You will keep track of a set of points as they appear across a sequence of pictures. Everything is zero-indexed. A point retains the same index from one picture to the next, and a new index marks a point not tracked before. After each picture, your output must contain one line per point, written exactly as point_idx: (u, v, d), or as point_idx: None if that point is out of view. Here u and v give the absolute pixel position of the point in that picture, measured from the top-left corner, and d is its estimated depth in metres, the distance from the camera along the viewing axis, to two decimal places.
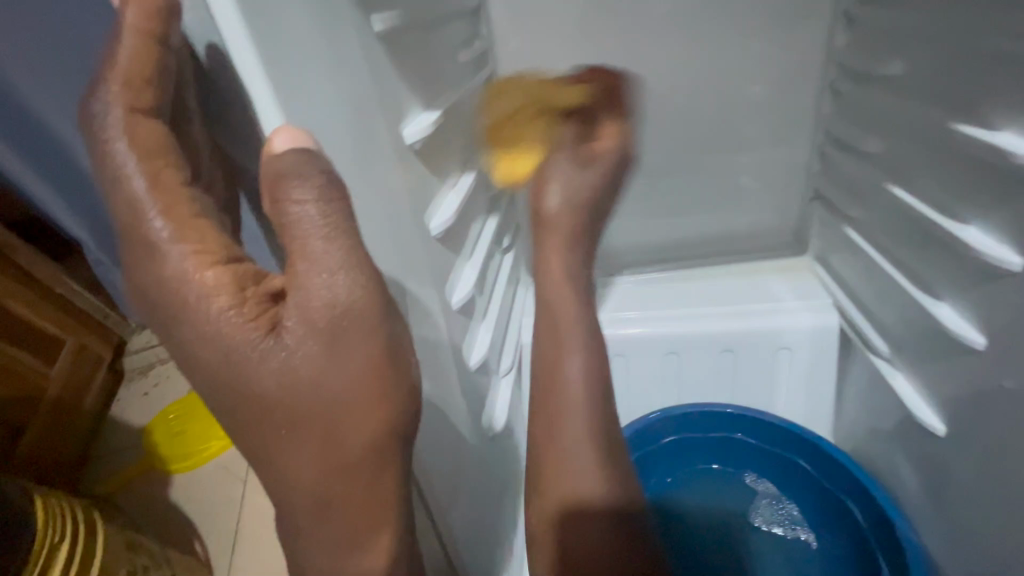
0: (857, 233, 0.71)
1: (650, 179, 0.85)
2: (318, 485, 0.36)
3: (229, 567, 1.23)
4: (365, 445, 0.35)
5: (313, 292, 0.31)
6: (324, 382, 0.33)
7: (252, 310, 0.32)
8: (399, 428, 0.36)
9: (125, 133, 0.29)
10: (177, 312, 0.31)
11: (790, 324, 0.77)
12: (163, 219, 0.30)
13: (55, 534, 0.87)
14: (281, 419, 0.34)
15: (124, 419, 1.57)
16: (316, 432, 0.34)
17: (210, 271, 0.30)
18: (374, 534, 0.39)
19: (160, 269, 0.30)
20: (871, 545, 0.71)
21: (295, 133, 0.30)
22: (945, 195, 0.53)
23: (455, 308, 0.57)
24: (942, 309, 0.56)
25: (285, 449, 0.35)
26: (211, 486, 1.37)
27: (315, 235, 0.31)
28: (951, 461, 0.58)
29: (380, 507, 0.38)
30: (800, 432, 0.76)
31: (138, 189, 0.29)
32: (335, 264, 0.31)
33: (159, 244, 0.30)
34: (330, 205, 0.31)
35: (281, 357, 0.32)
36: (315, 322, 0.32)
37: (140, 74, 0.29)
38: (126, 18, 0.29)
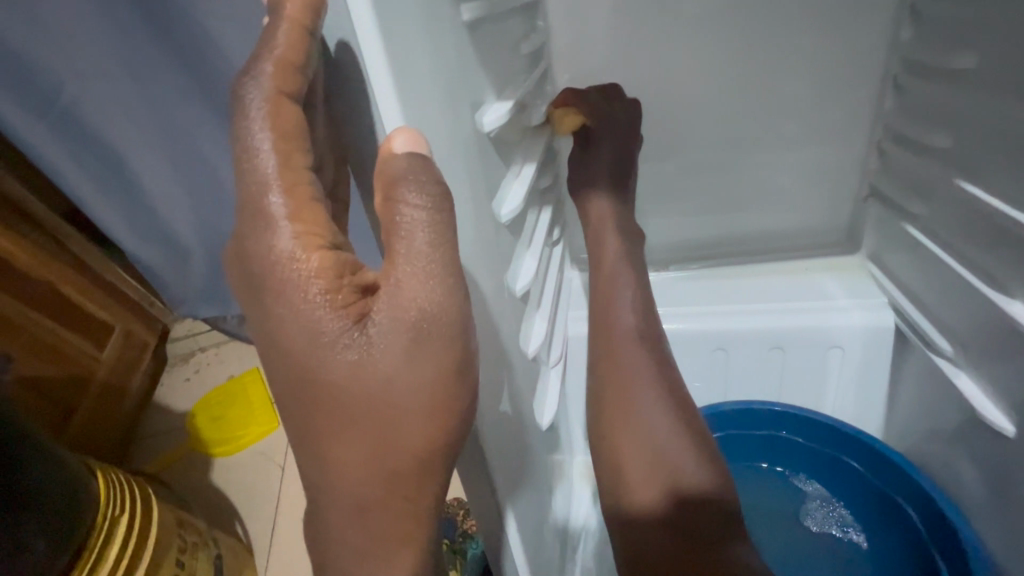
0: (917, 230, 0.70)
1: (699, 174, 0.85)
2: (366, 477, 0.36)
3: (269, 549, 1.27)
4: (422, 444, 0.36)
5: (406, 292, 0.33)
6: (398, 378, 0.34)
7: (344, 298, 0.33)
8: (457, 433, 0.37)
9: (265, 114, 0.30)
10: (275, 291, 0.32)
11: (842, 323, 0.76)
12: (284, 198, 0.31)
13: (115, 508, 0.92)
14: (350, 408, 0.35)
15: (167, 404, 1.62)
16: (381, 424, 0.35)
17: (315, 256, 0.32)
18: (402, 538, 0.40)
19: (269, 247, 0.31)
20: (927, 547, 0.69)
21: (414, 136, 0.32)
22: (1023, 188, 0.52)
23: (517, 296, 0.58)
24: (1014, 307, 0.54)
25: (343, 438, 0.36)
26: (251, 471, 1.40)
27: (419, 237, 0.32)
28: (1019, 462, 0.57)
29: (418, 507, 0.39)
30: (852, 434, 0.74)
31: (269, 168, 0.30)
32: (431, 271, 0.33)
33: (275, 222, 0.31)
34: (439, 210, 0.33)
35: (363, 347, 0.33)
36: (401, 320, 0.33)
37: (290, 61, 0.30)
38: (287, 11, 0.29)
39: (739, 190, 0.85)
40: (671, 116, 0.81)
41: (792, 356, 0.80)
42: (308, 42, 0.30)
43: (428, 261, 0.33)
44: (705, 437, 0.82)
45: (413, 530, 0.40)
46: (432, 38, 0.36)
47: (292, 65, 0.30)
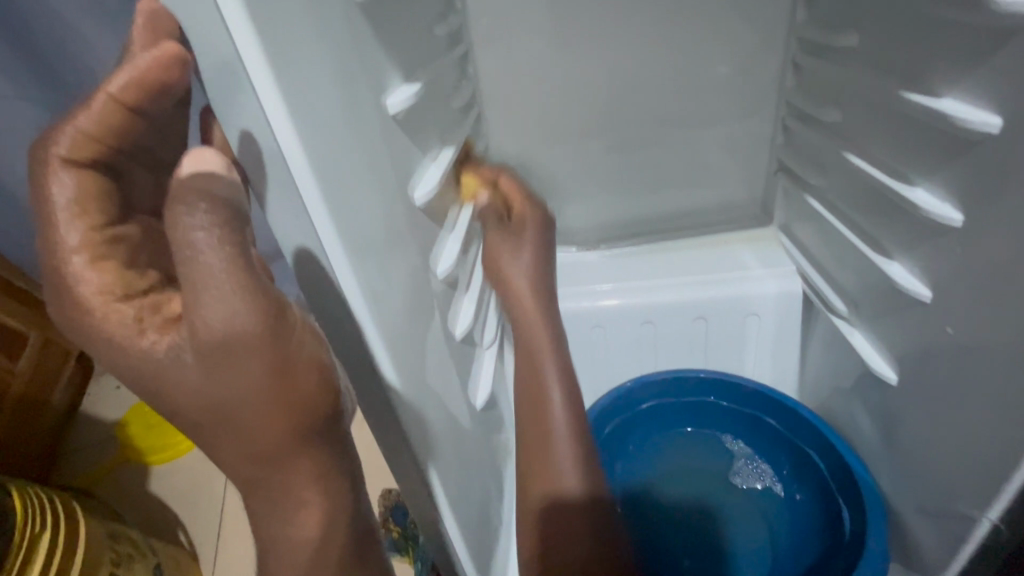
0: (817, 201, 0.75)
1: (622, 155, 0.88)
2: (251, 472, 0.38)
3: (214, 556, 1.22)
4: (280, 445, 0.36)
5: (206, 316, 0.31)
6: (225, 391, 0.33)
7: (151, 326, 0.32)
8: (317, 427, 0.37)
9: (58, 186, 0.29)
10: (83, 339, 0.31)
11: (757, 290, 0.82)
12: (79, 257, 0.30)
13: (35, 524, 0.87)
14: (203, 425, 0.35)
15: (96, 414, 1.53)
16: (239, 434, 0.35)
17: (116, 309, 0.30)
18: (301, 519, 0.41)
19: (71, 293, 0.30)
20: (833, 490, 0.75)
21: (200, 155, 0.29)
22: (895, 158, 0.57)
23: (439, 279, 0.58)
24: (892, 267, 0.60)
25: (218, 447, 0.36)
26: (191, 476, 1.35)
27: (207, 263, 0.30)
28: (899, 406, 0.63)
29: (305, 490, 0.40)
30: (767, 395, 0.81)
31: (66, 229, 0.29)
32: (228, 289, 0.31)
33: (76, 273, 0.30)
34: (228, 226, 0.30)
35: (188, 376, 0.32)
36: (206, 349, 0.31)
37: (90, 132, 0.29)
38: (109, 87, 0.28)
39: (662, 169, 0.89)
40: (593, 98, 0.83)
41: (714, 325, 0.84)
42: (123, 116, 0.29)
43: (215, 275, 0.30)
44: (637, 407, 0.87)
45: (310, 512, 0.41)
46: (319, 22, 0.36)
47: (99, 141, 0.29)
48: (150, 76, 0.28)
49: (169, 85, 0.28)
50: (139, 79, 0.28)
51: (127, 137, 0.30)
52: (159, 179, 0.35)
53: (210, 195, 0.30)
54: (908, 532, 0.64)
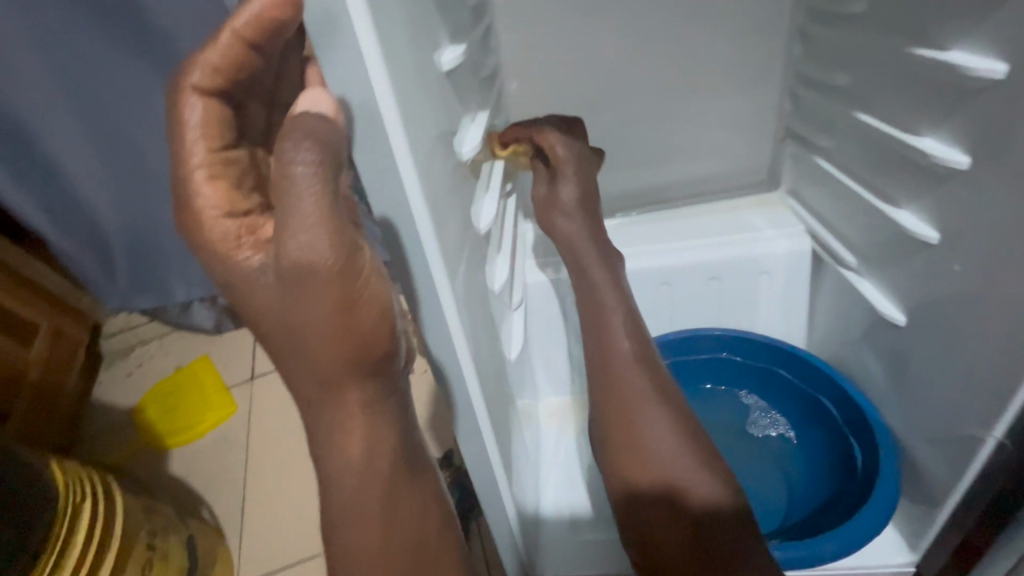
0: (825, 162, 0.79)
1: (638, 123, 0.91)
2: (308, 391, 0.40)
3: (241, 529, 1.25)
4: (335, 372, 0.38)
5: (290, 241, 0.34)
6: (296, 313, 0.36)
7: (246, 242, 0.36)
8: (370, 364, 0.39)
9: (190, 110, 0.33)
10: (194, 242, 0.37)
11: (769, 250, 0.86)
12: (199, 175, 0.35)
13: (77, 495, 0.90)
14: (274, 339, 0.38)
15: (109, 401, 1.54)
16: (300, 352, 0.38)
17: (221, 224, 0.36)
18: (343, 445, 0.42)
19: (188, 199, 0.35)
20: (844, 433, 0.79)
21: (313, 98, 0.35)
22: (903, 112, 0.61)
23: (481, 234, 0.61)
24: (901, 215, 0.64)
25: (284, 361, 0.40)
26: (212, 456, 1.37)
27: (299, 195, 0.33)
28: (907, 346, 0.67)
29: (354, 422, 0.41)
30: (780, 347, 0.85)
31: (191, 145, 0.34)
32: (311, 222, 0.34)
33: (195, 184, 0.35)
34: (325, 168, 0.33)
35: (270, 291, 0.36)
36: (286, 269, 0.35)
37: (216, 65, 0.32)
38: (234, 24, 0.31)
39: (676, 138, 0.92)
40: (609, 69, 0.86)
41: (727, 284, 0.89)
42: (244, 51, 0.32)
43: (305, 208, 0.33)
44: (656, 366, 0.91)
45: (354, 448, 0.42)
46: None
47: (222, 71, 0.33)
48: (268, 15, 0.31)
49: (281, 24, 0.32)
50: (258, 18, 0.31)
51: (245, 69, 0.33)
52: (270, 110, 0.39)
53: (314, 133, 0.33)
54: (916, 464, 0.69)
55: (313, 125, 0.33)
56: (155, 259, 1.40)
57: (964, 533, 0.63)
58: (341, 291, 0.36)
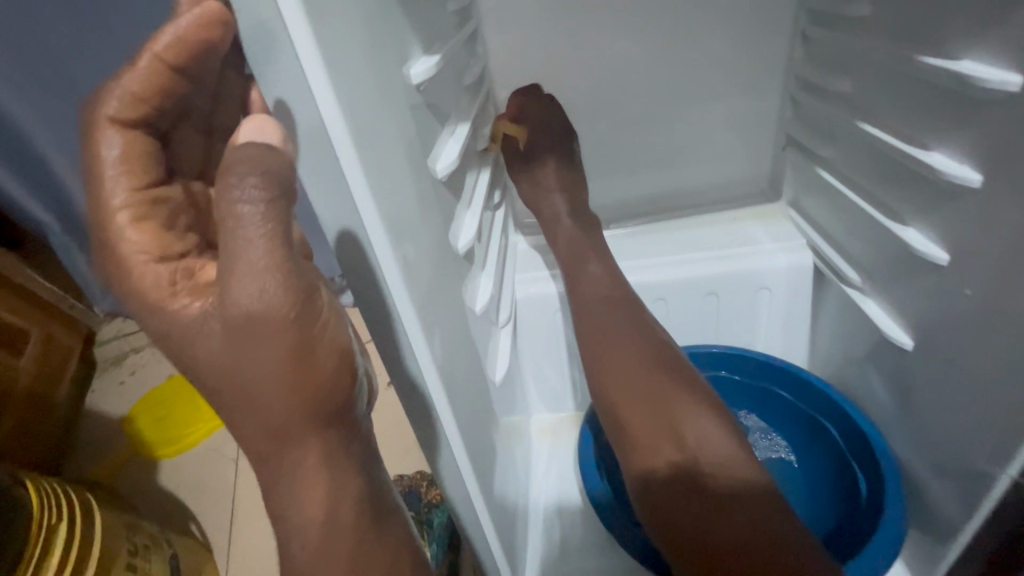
0: (828, 173, 0.75)
1: (631, 131, 0.88)
2: (259, 449, 0.36)
3: (228, 544, 1.22)
4: (290, 426, 0.35)
5: (236, 287, 0.31)
6: (245, 364, 0.33)
7: (184, 290, 0.34)
8: (330, 416, 0.36)
9: (110, 145, 0.33)
10: (120, 292, 0.34)
11: (768, 265, 0.82)
12: (123, 216, 0.33)
13: (53, 515, 0.87)
14: (217, 398, 0.35)
15: (101, 410, 1.52)
16: (250, 406, 0.35)
17: (152, 269, 0.34)
18: (301, 505, 0.38)
19: (115, 245, 0.34)
20: (846, 459, 0.75)
21: (259, 123, 0.34)
22: (910, 122, 0.57)
23: (458, 253, 0.58)
24: (907, 232, 0.60)
25: (230, 418, 0.36)
26: (201, 468, 1.35)
27: (246, 236, 0.31)
28: (914, 370, 0.64)
29: (314, 485, 0.37)
30: (780, 366, 0.82)
31: (111, 184, 0.33)
32: (261, 265, 0.31)
33: (119, 227, 0.33)
34: (274, 208, 0.31)
35: (214, 343, 0.33)
36: (231, 320, 0.32)
37: (138, 92, 0.32)
38: (155, 46, 0.31)
39: (671, 146, 0.89)
40: (601, 75, 0.82)
41: (725, 300, 0.85)
42: (170, 76, 0.32)
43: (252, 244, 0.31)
44: None
45: (315, 506, 0.38)
46: None
47: (144, 100, 0.33)
48: (193, 37, 0.31)
49: (207, 48, 0.32)
50: (180, 40, 0.31)
51: (169, 96, 0.33)
52: (208, 142, 0.40)
53: (263, 166, 0.31)
54: (924, 494, 0.65)
55: (252, 155, 0.31)
56: None
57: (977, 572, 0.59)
58: (296, 338, 0.33)
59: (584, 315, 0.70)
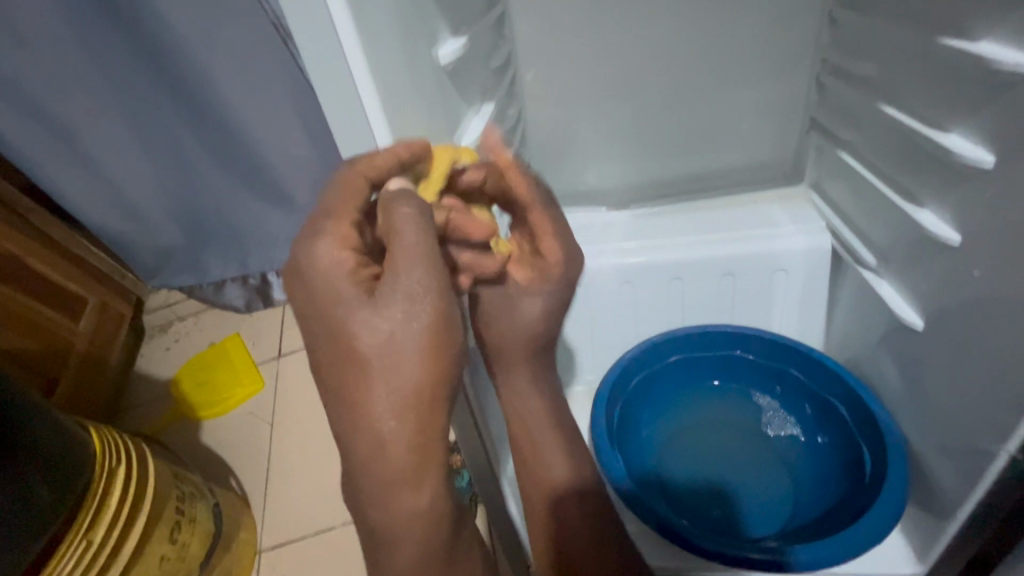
0: (850, 156, 0.76)
1: (653, 114, 0.89)
2: (380, 433, 0.42)
3: (264, 500, 1.31)
4: (413, 407, 0.43)
5: (402, 276, 0.42)
6: (391, 338, 0.42)
7: (360, 274, 0.43)
8: (438, 400, 0.44)
9: (345, 181, 0.44)
10: (309, 279, 0.43)
11: (786, 247, 0.83)
12: (335, 222, 0.44)
13: (112, 460, 0.97)
14: (355, 382, 0.43)
15: (150, 373, 1.63)
16: (382, 386, 0.42)
17: (344, 257, 0.43)
18: (405, 489, 0.44)
19: (313, 245, 0.43)
20: (855, 436, 0.77)
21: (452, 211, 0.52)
22: (929, 105, 0.58)
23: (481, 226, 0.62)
24: (923, 215, 0.61)
25: (358, 400, 0.43)
26: (240, 429, 1.45)
27: (407, 228, 0.42)
28: (923, 351, 0.65)
29: (416, 479, 0.44)
30: (791, 347, 0.83)
31: (331, 199, 0.44)
32: (417, 263, 0.42)
33: (320, 232, 0.43)
34: (422, 216, 0.43)
35: (371, 326, 0.42)
36: (393, 303, 0.42)
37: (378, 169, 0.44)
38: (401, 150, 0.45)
39: (694, 128, 0.90)
40: (624, 58, 0.84)
41: (742, 281, 0.87)
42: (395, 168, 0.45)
43: (407, 254, 0.42)
44: (664, 360, 0.89)
45: (415, 489, 0.44)
46: None
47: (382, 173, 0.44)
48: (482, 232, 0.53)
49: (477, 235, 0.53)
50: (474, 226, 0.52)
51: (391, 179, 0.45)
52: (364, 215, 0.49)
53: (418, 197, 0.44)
54: (928, 472, 0.67)
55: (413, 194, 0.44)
56: (189, 241, 1.47)
57: (985, 535, 0.60)
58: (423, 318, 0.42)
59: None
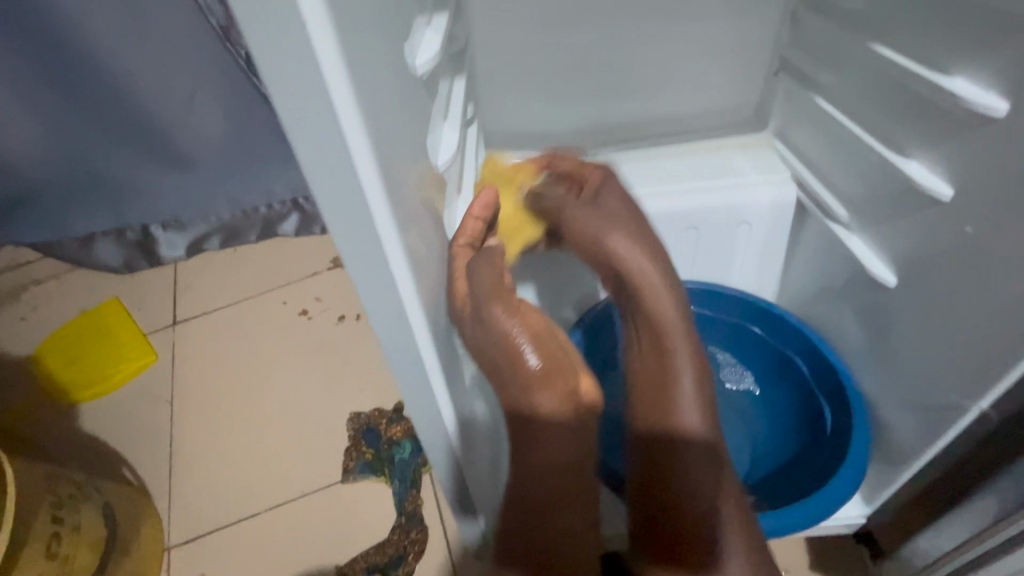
0: (826, 102, 0.71)
1: (620, 43, 0.78)
2: (524, 400, 0.52)
3: (169, 491, 1.13)
4: (540, 372, 0.50)
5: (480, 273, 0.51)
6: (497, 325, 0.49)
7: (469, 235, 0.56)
8: (558, 369, 0.52)
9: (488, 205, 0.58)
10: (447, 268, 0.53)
11: (751, 198, 0.79)
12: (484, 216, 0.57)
13: None
14: (496, 365, 0.51)
15: (1, 349, 1.33)
16: (509, 362, 0.50)
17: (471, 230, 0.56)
18: (539, 446, 0.54)
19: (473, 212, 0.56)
20: (811, 389, 0.77)
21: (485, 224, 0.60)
22: (931, 44, 0.53)
23: (439, 173, 0.50)
24: (910, 166, 0.58)
25: (506, 380, 0.52)
26: (131, 410, 1.23)
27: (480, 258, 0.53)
28: (892, 306, 0.64)
29: (551, 434, 0.53)
30: (752, 302, 0.81)
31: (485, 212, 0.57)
32: (490, 270, 0.51)
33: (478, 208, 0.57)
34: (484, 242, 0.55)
35: (474, 316, 0.50)
36: (476, 289, 0.50)
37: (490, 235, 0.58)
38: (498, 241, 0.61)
39: (661, 64, 0.80)
40: None
41: (705, 234, 0.82)
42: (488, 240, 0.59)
43: (490, 294, 0.49)
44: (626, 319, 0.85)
45: (547, 445, 0.54)
46: None
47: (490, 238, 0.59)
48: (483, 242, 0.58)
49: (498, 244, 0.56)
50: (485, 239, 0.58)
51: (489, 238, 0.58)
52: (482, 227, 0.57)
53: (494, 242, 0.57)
54: (885, 424, 0.68)
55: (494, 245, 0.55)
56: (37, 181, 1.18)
57: (937, 477, 0.62)
58: (532, 333, 0.50)
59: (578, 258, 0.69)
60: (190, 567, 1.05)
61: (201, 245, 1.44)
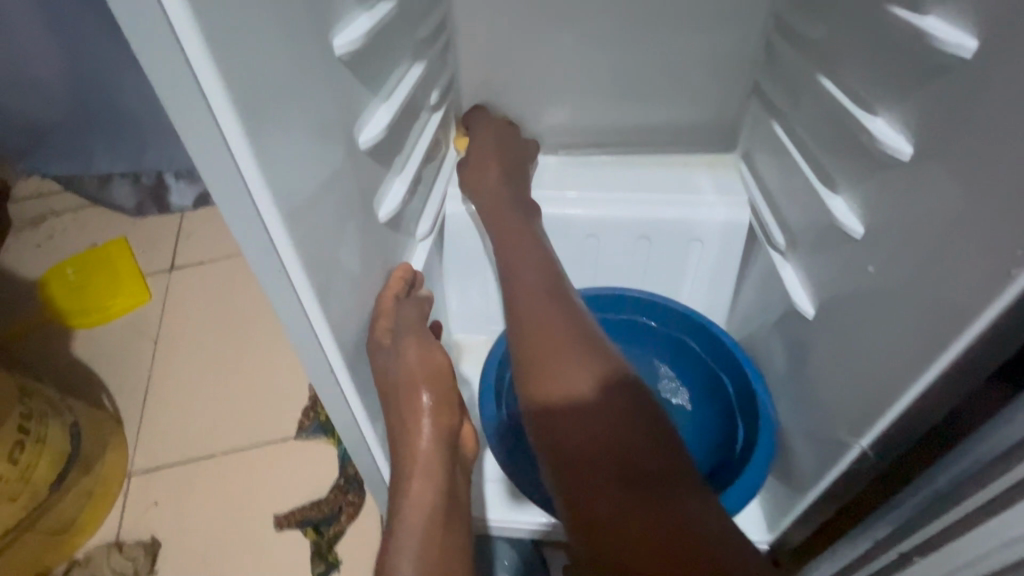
0: (782, 130, 0.71)
1: (594, 50, 0.80)
2: (408, 389, 0.56)
3: (139, 421, 1.21)
4: (425, 378, 0.57)
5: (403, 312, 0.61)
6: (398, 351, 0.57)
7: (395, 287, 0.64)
8: (443, 386, 0.58)
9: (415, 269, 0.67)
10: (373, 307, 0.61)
11: (705, 216, 0.80)
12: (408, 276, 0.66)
13: None
14: (391, 386, 0.57)
15: (13, 270, 1.43)
16: (403, 379, 0.56)
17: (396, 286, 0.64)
18: (415, 433, 0.55)
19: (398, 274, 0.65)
20: (735, 410, 0.78)
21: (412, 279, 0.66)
22: (863, 81, 0.53)
23: (364, 150, 0.54)
24: (835, 202, 0.58)
25: (395, 405, 0.57)
26: (118, 343, 1.31)
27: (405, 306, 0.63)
28: (809, 339, 0.64)
29: (424, 430, 0.55)
30: (693, 319, 0.82)
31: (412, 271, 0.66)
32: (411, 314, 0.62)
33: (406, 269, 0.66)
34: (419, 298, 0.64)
35: (386, 348, 0.58)
36: (392, 323, 0.60)
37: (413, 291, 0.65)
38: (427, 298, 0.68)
39: (635, 74, 0.82)
40: None
41: (657, 246, 0.83)
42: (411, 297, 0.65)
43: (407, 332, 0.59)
44: None
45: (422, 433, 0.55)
46: None
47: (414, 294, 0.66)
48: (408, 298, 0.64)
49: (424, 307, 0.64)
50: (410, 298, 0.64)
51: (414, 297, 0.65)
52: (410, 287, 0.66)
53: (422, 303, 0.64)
54: (792, 455, 0.68)
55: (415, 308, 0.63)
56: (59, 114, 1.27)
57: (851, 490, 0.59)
58: (431, 373, 0.57)
59: (516, 253, 0.71)
60: (143, 494, 1.11)
61: (208, 199, 1.52)
